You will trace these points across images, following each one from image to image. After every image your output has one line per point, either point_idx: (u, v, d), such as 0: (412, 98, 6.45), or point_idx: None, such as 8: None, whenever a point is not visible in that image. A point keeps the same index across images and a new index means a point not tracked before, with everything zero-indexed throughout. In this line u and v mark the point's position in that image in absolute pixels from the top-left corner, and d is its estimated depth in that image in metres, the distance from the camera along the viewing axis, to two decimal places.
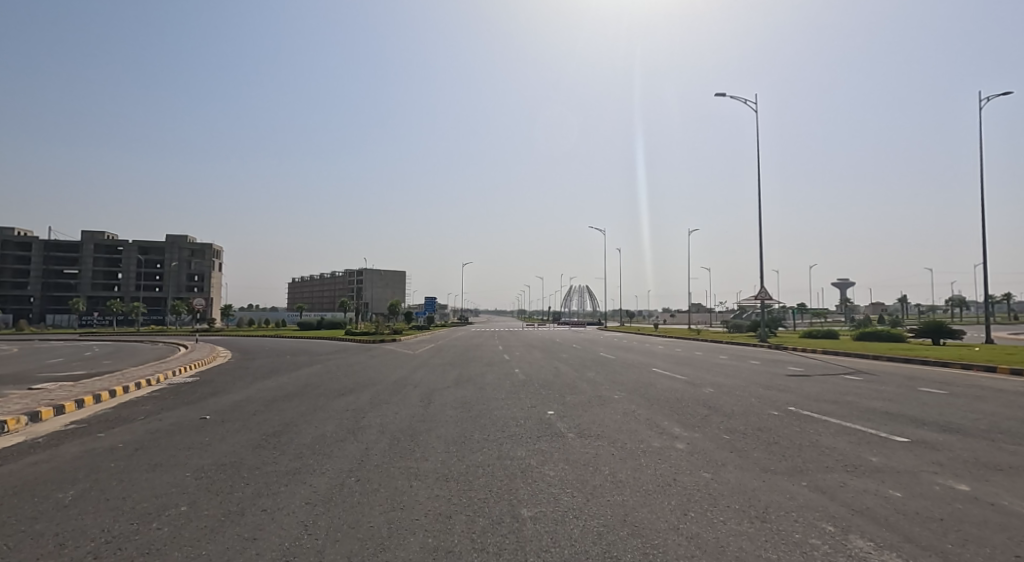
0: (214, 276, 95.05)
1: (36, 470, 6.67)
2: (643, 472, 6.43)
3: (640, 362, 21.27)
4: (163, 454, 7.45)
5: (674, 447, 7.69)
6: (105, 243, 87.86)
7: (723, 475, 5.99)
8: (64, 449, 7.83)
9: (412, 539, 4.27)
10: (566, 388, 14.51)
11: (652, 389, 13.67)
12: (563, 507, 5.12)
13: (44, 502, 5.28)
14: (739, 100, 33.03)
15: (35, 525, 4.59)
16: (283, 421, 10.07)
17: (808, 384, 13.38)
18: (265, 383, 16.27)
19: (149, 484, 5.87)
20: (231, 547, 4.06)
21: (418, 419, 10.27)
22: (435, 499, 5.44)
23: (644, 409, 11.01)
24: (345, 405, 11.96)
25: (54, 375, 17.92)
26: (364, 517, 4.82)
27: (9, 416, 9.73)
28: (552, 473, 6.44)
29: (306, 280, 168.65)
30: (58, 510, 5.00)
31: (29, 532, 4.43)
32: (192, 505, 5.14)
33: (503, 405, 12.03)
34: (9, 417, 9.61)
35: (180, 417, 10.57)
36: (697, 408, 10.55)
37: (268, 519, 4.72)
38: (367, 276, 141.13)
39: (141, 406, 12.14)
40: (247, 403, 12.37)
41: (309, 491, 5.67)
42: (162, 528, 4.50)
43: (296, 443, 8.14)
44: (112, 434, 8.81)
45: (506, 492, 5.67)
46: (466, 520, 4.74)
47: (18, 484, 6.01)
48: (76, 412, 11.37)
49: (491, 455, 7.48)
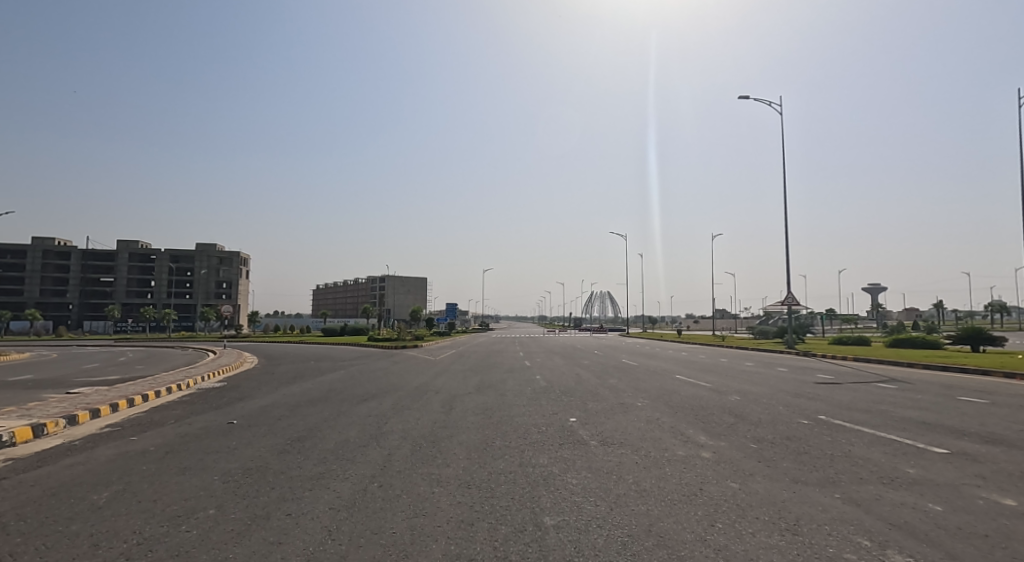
0: (241, 284, 96.96)
1: (71, 472, 6.85)
2: (668, 481, 6.34)
3: (663, 369, 21.00)
4: (192, 457, 7.58)
5: (699, 456, 7.56)
6: (138, 252, 90.29)
7: (751, 485, 5.86)
8: (99, 452, 8.03)
9: (435, 546, 4.23)
10: (588, 395, 14.49)
11: (676, 396, 13.45)
12: (587, 515, 5.06)
13: (80, 503, 5.41)
14: (766, 101, 32.16)
15: (71, 525, 4.69)
16: (307, 426, 10.18)
17: (840, 393, 13.00)
18: (291, 388, 16.67)
19: (180, 487, 5.97)
20: (258, 551, 4.08)
21: (440, 426, 10.25)
22: (457, 506, 5.42)
23: (667, 417, 10.86)
24: (368, 411, 12.03)
25: (92, 380, 18.55)
26: (387, 523, 4.81)
27: (49, 419, 10.01)
28: (574, 481, 6.38)
29: (331, 288, 172.10)
30: (93, 512, 5.11)
31: (65, 532, 4.53)
32: (220, 508, 5.20)
33: (523, 412, 11.95)
34: (49, 421, 9.89)
35: (209, 422, 10.72)
36: (722, 415, 10.37)
37: (293, 524, 4.73)
38: (391, 283, 143.56)
39: (172, 410, 12.38)
40: (271, 408, 12.51)
41: (332, 496, 5.70)
42: (191, 531, 4.54)
43: (320, 448, 8.23)
44: (144, 438, 9.05)
45: (529, 500, 5.62)
46: (489, 528, 4.69)
47: (56, 486, 6.16)
48: (115, 415, 11.81)
49: (513, 462, 7.44)
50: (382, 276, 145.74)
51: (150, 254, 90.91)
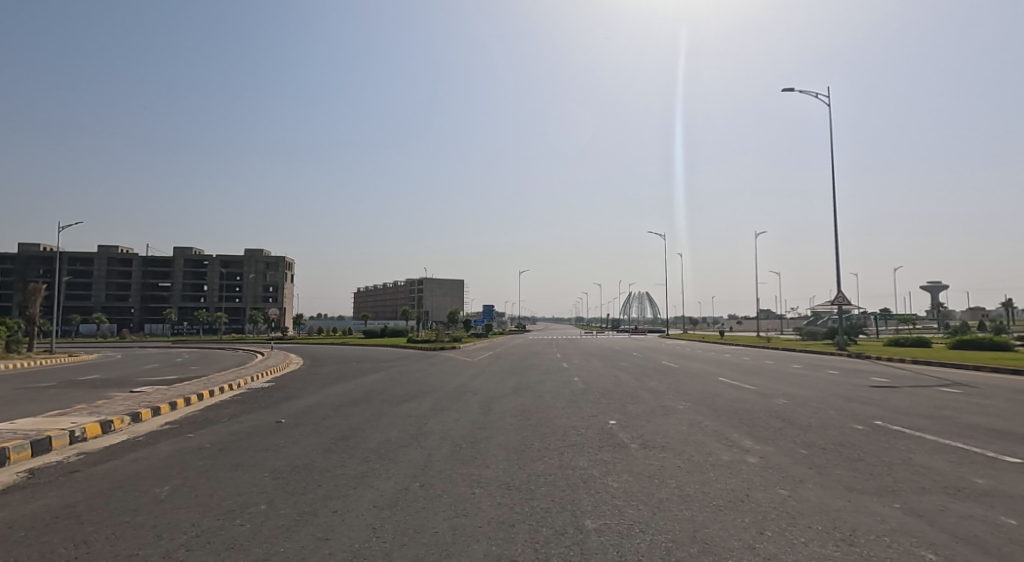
0: (287, 288, 99.89)
1: (134, 466, 7.16)
2: (713, 487, 6.16)
3: (706, 371, 20.55)
4: (243, 454, 7.82)
5: (745, 461, 7.34)
6: (192, 257, 94.11)
7: (801, 493, 5.64)
8: (160, 447, 8.38)
9: (477, 546, 4.22)
10: (628, 397, 14.28)
11: (720, 399, 13.13)
12: (629, 519, 4.96)
13: (144, 496, 5.65)
14: (814, 92, 31.05)
15: (137, 516, 4.89)
16: (350, 425, 10.37)
17: (897, 397, 12.39)
18: (334, 388, 17.09)
19: (233, 483, 6.15)
20: (306, 546, 4.15)
21: (478, 427, 10.28)
22: (497, 507, 5.39)
23: (710, 420, 10.59)
24: (407, 412, 12.16)
25: (152, 379, 19.47)
26: (429, 522, 4.83)
27: (115, 416, 10.54)
28: (615, 484, 6.28)
29: (371, 291, 175.70)
30: (156, 504, 5.33)
31: (131, 522, 4.73)
32: (270, 504, 5.33)
33: (562, 414, 11.87)
34: (115, 417, 10.41)
35: (258, 420, 11.06)
36: (769, 420, 10.03)
37: (339, 521, 4.81)
38: (429, 285, 145.55)
39: (225, 409, 12.85)
40: (316, 408, 12.82)
41: (375, 494, 5.76)
42: (244, 524, 4.66)
43: (363, 448, 8.35)
44: (199, 435, 9.40)
45: (569, 502, 5.55)
46: (529, 530, 4.65)
47: (121, 479, 6.45)
48: (173, 413, 12.34)
49: (553, 464, 7.38)
50: (421, 278, 147.74)
51: (202, 260, 94.73)
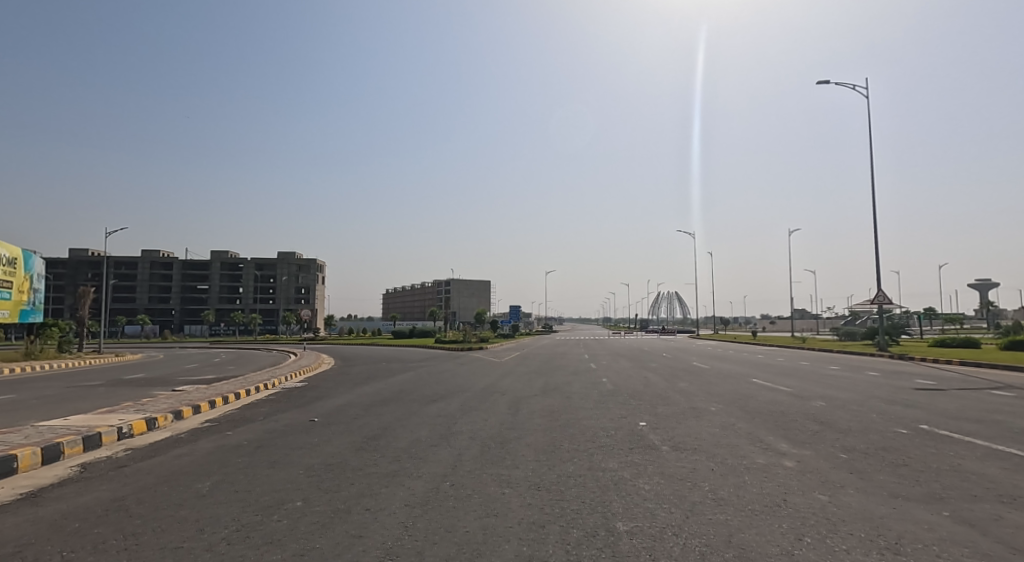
0: (318, 289, 101.73)
1: (177, 462, 7.38)
2: (748, 491, 6.01)
3: (738, 373, 20.13)
4: (278, 452, 7.98)
5: (781, 465, 7.15)
6: (229, 260, 96.72)
7: (842, 499, 5.46)
8: (200, 444, 8.61)
9: (507, 546, 4.21)
10: (658, 399, 14.08)
11: (753, 401, 12.84)
12: (661, 522, 4.88)
13: (186, 490, 5.80)
14: (851, 84, 30.17)
15: (180, 510, 5.03)
16: (381, 425, 10.48)
17: (942, 400, 11.91)
18: (365, 387, 17.33)
19: (269, 480, 6.27)
20: (340, 543, 4.19)
21: (507, 427, 10.27)
22: (528, 507, 5.37)
23: (744, 422, 10.37)
24: (437, 412, 12.23)
25: (192, 378, 20.07)
26: (459, 522, 4.83)
27: (159, 414, 10.88)
28: (646, 487, 6.19)
29: (399, 292, 177.70)
30: (198, 498, 5.47)
31: (175, 516, 4.86)
32: (305, 500, 5.42)
33: (591, 415, 11.77)
34: (159, 415, 10.76)
35: (292, 419, 11.28)
36: (805, 422, 9.77)
37: (372, 519, 4.85)
38: (456, 286, 146.45)
39: (261, 408, 13.15)
40: (347, 407, 13.01)
41: (407, 493, 5.81)
42: (280, 520, 4.74)
43: (393, 447, 8.43)
44: (237, 433, 9.63)
45: (600, 504, 5.49)
46: (560, 531, 4.61)
47: (164, 474, 6.65)
48: (212, 411, 12.68)
49: (583, 465, 7.31)
50: (448, 279, 148.72)
51: (238, 263, 97.22)
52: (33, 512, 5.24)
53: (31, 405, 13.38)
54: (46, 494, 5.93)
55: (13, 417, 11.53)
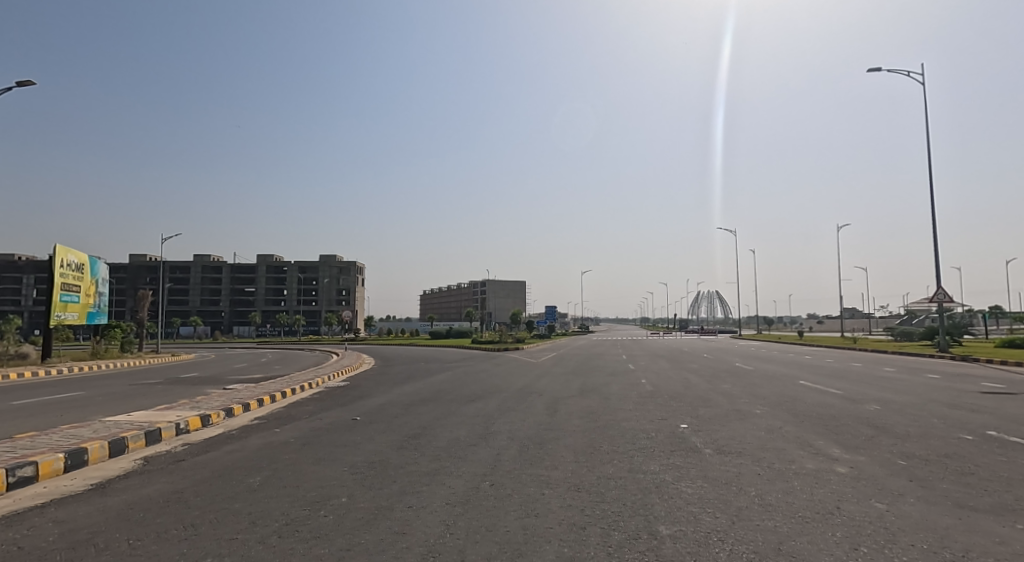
0: (358, 291, 103.76)
1: (230, 457, 7.63)
2: (797, 497, 5.79)
3: (784, 374, 19.47)
4: (323, 449, 8.15)
5: (833, 471, 6.86)
6: (274, 263, 99.79)
7: (901, 508, 5.18)
8: (250, 441, 8.88)
9: (549, 547, 4.16)
10: (700, 400, 13.77)
11: (801, 404, 12.41)
12: (706, 527, 4.74)
13: (238, 485, 5.98)
14: (906, 72, 28.79)
15: (234, 503, 5.18)
16: (421, 424, 10.57)
17: (1010, 405, 11.19)
18: (404, 387, 17.54)
19: (315, 476, 6.40)
20: (384, 539, 4.22)
21: (546, 428, 10.20)
22: (568, 509, 5.30)
23: (791, 426, 10.01)
24: (475, 412, 12.27)
25: (241, 378, 20.77)
26: (500, 521, 4.82)
27: (212, 411, 11.29)
28: (689, 490, 6.03)
29: (437, 293, 179.62)
30: (249, 492, 5.62)
31: (229, 509, 5.01)
32: (350, 497, 5.50)
33: (631, 416, 11.58)
34: (212, 412, 11.15)
35: (336, 417, 11.51)
36: (858, 427, 9.36)
37: (414, 516, 4.88)
38: (492, 286, 147.12)
39: (305, 406, 13.49)
40: (388, 406, 13.20)
41: (448, 491, 5.82)
42: (327, 515, 4.81)
43: (433, 446, 8.49)
44: (284, 430, 9.88)
45: (641, 507, 5.38)
46: (601, 533, 4.53)
47: (218, 468, 6.88)
48: (261, 409, 13.08)
49: (624, 467, 7.19)
50: (484, 280, 149.52)
51: (282, 266, 100.12)
52: (101, 502, 5.49)
53: (97, 401, 14.11)
54: (113, 485, 6.21)
55: (80, 412, 12.17)
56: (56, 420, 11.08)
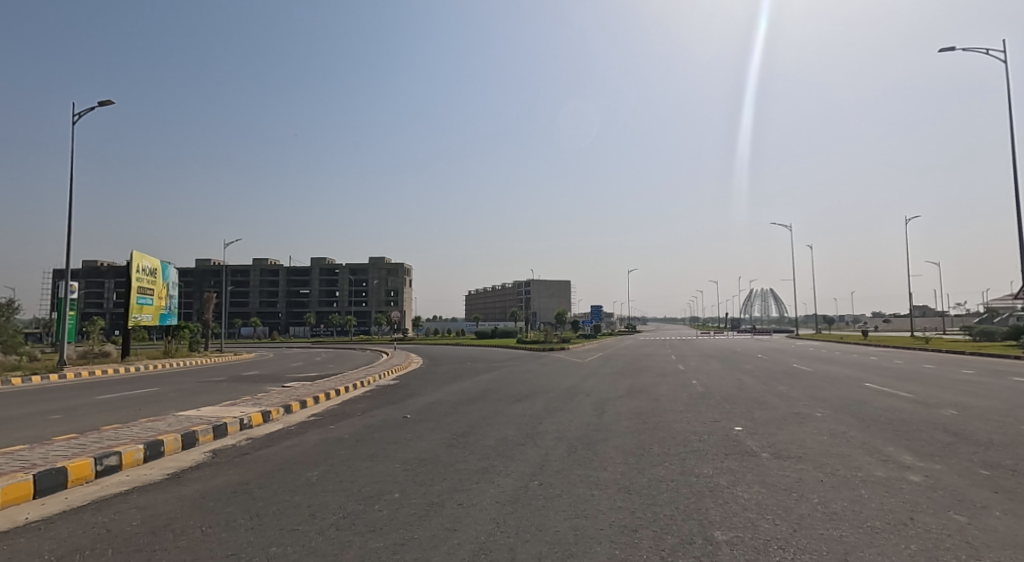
0: (406, 292, 105.74)
1: (290, 451, 7.85)
2: (865, 506, 5.43)
3: (847, 376, 18.50)
4: (376, 446, 8.28)
5: (905, 480, 6.42)
6: (327, 266, 103.02)
7: (985, 521, 4.77)
8: (308, 436, 9.12)
9: (600, 549, 4.04)
10: (755, 402, 13.25)
11: (867, 408, 11.72)
12: (767, 534, 4.51)
13: (297, 478, 6.13)
14: (981, 52, 26.81)
15: (294, 496, 5.30)
16: (469, 423, 10.60)
17: None
18: (452, 386, 17.69)
19: (368, 472, 6.49)
20: (436, 535, 4.21)
21: (594, 429, 10.03)
22: (619, 510, 5.16)
23: (857, 431, 9.48)
24: (522, 411, 12.22)
25: (297, 376, 21.49)
26: (550, 521, 4.72)
27: (272, 407, 11.69)
28: (747, 495, 5.77)
29: (483, 294, 181.02)
30: (307, 486, 5.75)
31: (289, 501, 5.12)
32: (402, 492, 5.53)
33: (682, 418, 11.26)
34: (273, 408, 11.54)
35: (386, 415, 11.71)
36: (931, 433, 8.76)
37: (465, 513, 4.85)
38: (537, 286, 147.02)
39: (358, 404, 13.80)
40: (437, 404, 13.33)
41: (497, 490, 5.77)
42: (381, 510, 4.85)
43: (481, 444, 8.48)
44: (338, 427, 10.12)
45: (696, 511, 5.17)
46: (655, 536, 4.37)
47: (279, 462, 7.08)
48: (316, 406, 13.46)
49: (676, 470, 6.97)
50: (530, 280, 149.55)
51: (334, 268, 103.19)
52: (176, 491, 5.73)
53: (167, 397, 14.89)
54: (186, 475, 6.48)
55: (153, 407, 12.85)
56: (132, 414, 11.72)
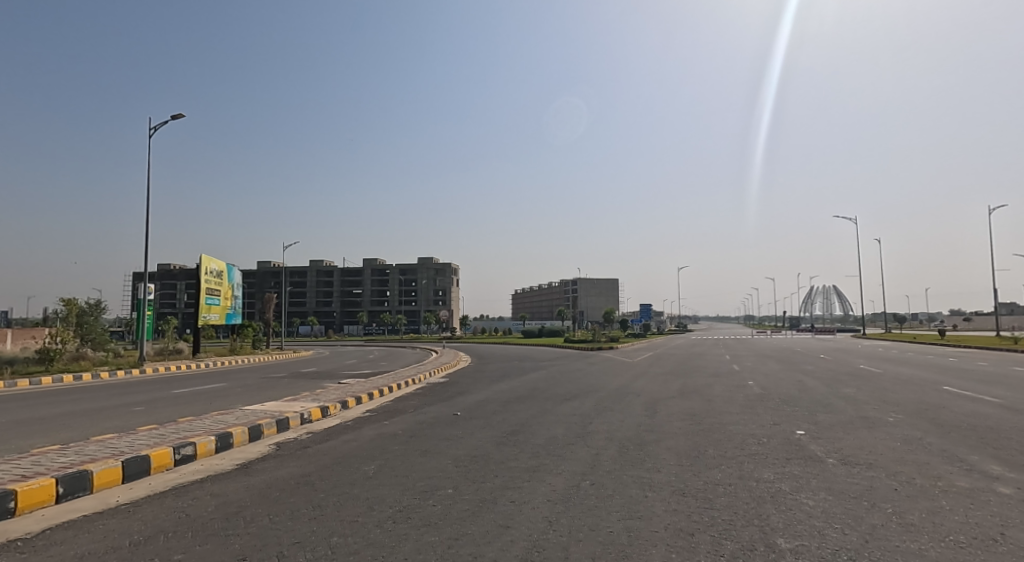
0: (454, 292, 107.02)
1: (347, 446, 8.02)
2: (946, 518, 5.01)
3: (919, 378, 17.33)
4: (429, 442, 8.34)
5: (992, 491, 5.90)
6: (378, 267, 105.49)
7: None
8: (363, 432, 9.31)
9: (655, 551, 3.87)
10: (818, 405, 12.59)
11: (943, 413, 10.92)
12: (838, 543, 4.21)
13: (355, 471, 6.23)
14: None
15: (353, 488, 5.38)
16: (519, 421, 10.54)
17: None
18: (501, 385, 17.70)
19: (422, 467, 6.53)
20: (488, 531, 4.14)
21: (647, 429, 9.77)
22: (675, 513, 4.96)
23: (935, 437, 8.82)
24: (572, 410, 12.06)
25: (351, 373, 22.06)
26: (603, 521, 4.59)
27: (329, 403, 12.02)
28: (812, 502, 5.44)
29: (530, 293, 181.08)
30: (365, 479, 5.83)
31: (348, 493, 5.20)
32: (455, 488, 5.52)
33: (739, 420, 10.82)
34: (330, 404, 11.86)
35: (437, 412, 11.81)
36: (1021, 442, 8.04)
37: (517, 510, 4.77)
38: (585, 285, 145.90)
39: (409, 401, 14.01)
40: (486, 402, 13.35)
41: (548, 489, 5.67)
42: (435, 505, 4.84)
43: (532, 443, 8.40)
44: (392, 423, 10.27)
45: (757, 517, 4.92)
46: (713, 541, 4.17)
47: (338, 456, 7.24)
48: (371, 403, 13.74)
49: (735, 473, 6.67)
50: (577, 278, 148.54)
51: (385, 268, 105.62)
52: (246, 480, 5.93)
53: (232, 393, 15.56)
54: (254, 466, 6.72)
55: (219, 401, 13.45)
56: (202, 407, 12.33)
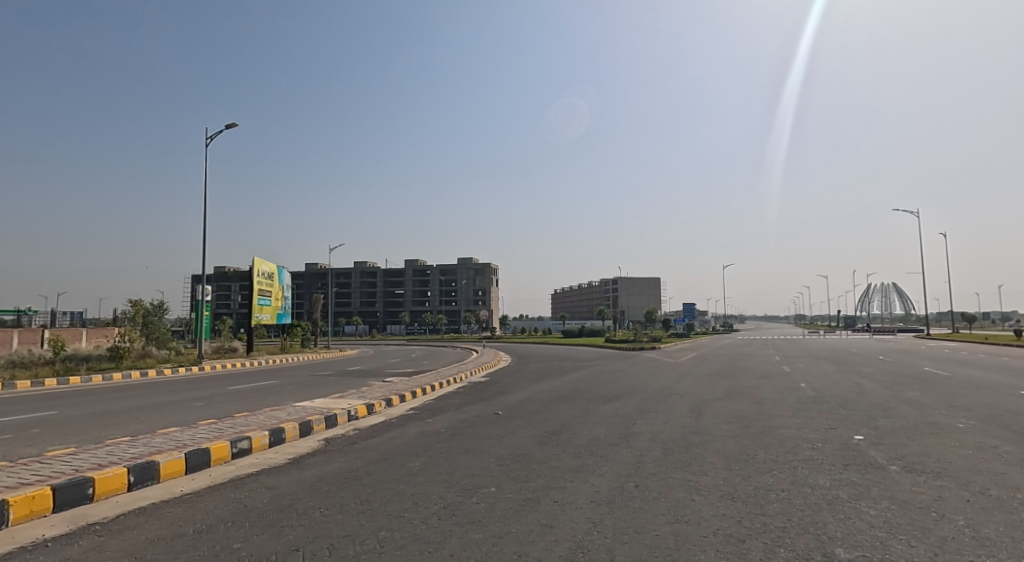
0: (494, 291, 107.58)
1: (392, 442, 8.18)
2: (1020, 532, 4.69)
3: (987, 382, 16.31)
4: (472, 440, 8.40)
5: None
6: (420, 267, 107.07)
7: None
8: (408, 429, 9.46)
9: (703, 557, 3.78)
10: (874, 409, 12.03)
11: (1015, 419, 10.23)
12: (899, 555, 4.02)
13: (400, 468, 6.33)
14: None
15: (398, 485, 5.47)
16: (561, 421, 10.49)
17: None
18: (541, 384, 17.68)
19: (466, 465, 6.57)
20: (532, 530, 4.14)
21: (693, 431, 9.56)
22: (723, 518, 4.83)
23: (1006, 446, 8.28)
24: (615, 411, 11.92)
25: (395, 371, 22.49)
26: (648, 524, 4.51)
27: (375, 400, 12.28)
28: (870, 511, 5.20)
29: (571, 292, 180.22)
30: (410, 476, 5.92)
31: (394, 489, 5.29)
32: (498, 487, 5.54)
33: (790, 423, 10.45)
34: (375, 401, 12.11)
35: (479, 411, 11.88)
36: None
37: (560, 511, 4.75)
38: (626, 284, 144.17)
39: (452, 399, 14.15)
40: (527, 402, 13.35)
41: (591, 490, 5.63)
42: (479, 503, 4.87)
43: (574, 443, 8.35)
44: (435, 421, 10.40)
45: (812, 524, 4.74)
46: (765, 549, 4.04)
47: (384, 452, 7.39)
48: (414, 400, 13.95)
49: (787, 479, 6.44)
50: (617, 277, 146.88)
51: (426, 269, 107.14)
52: (298, 474, 6.13)
53: (282, 390, 16.11)
54: (305, 460, 6.94)
55: (271, 398, 13.94)
56: (255, 403, 12.81)
